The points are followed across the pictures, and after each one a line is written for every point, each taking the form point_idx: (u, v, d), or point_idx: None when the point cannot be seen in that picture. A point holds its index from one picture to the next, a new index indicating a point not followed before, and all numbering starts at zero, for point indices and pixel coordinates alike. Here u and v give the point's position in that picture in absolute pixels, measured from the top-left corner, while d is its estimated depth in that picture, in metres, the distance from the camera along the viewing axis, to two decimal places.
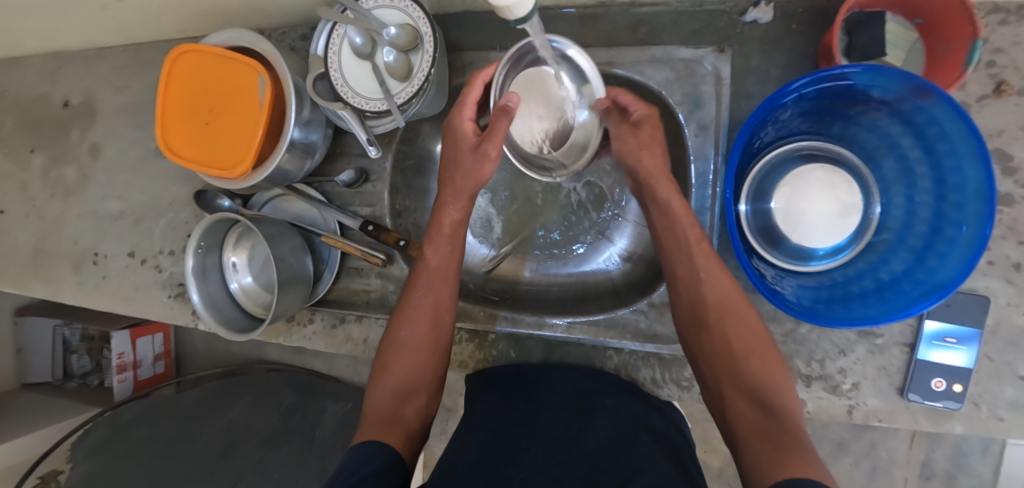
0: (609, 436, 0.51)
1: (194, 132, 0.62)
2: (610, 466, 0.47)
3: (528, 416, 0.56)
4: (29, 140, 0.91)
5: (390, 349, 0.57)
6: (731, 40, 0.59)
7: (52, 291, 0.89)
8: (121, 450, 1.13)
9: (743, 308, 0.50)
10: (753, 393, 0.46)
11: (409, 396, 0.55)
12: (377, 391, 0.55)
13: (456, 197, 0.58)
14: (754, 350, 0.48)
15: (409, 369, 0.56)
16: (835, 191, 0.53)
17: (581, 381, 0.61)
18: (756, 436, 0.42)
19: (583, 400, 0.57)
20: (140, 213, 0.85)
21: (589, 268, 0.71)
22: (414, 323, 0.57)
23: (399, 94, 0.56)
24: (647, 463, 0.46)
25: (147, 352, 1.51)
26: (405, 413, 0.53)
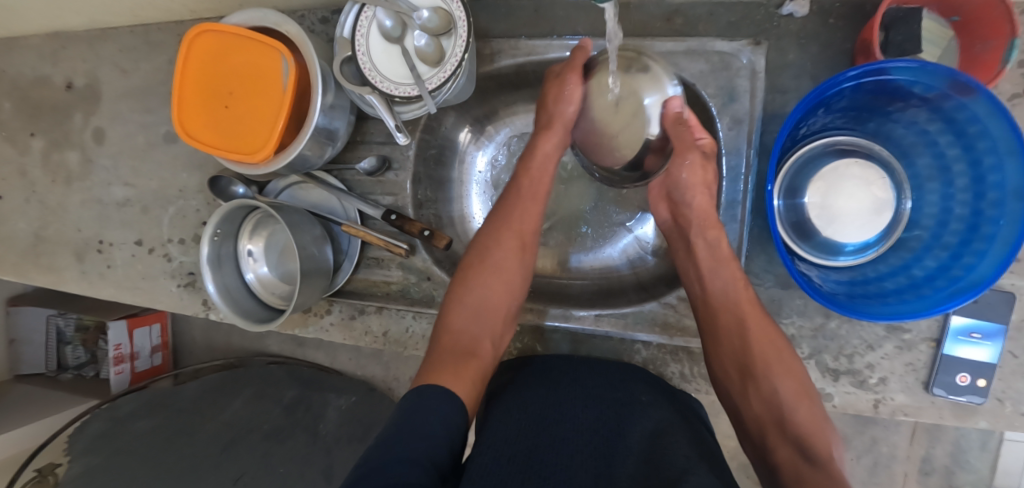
0: (647, 432, 0.48)
1: (212, 116, 0.60)
2: (653, 456, 0.44)
3: (556, 410, 0.52)
4: (30, 123, 0.88)
5: (476, 274, 0.58)
6: (767, 33, 0.58)
7: (54, 279, 0.86)
8: (120, 444, 1.10)
9: (787, 358, 0.49)
10: (792, 436, 0.46)
11: (484, 320, 0.56)
12: (455, 313, 0.56)
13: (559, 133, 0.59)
14: (791, 385, 0.48)
15: (489, 293, 0.57)
16: (880, 215, 0.54)
17: (611, 376, 0.59)
18: (801, 480, 0.43)
19: (620, 396, 0.54)
20: (148, 200, 0.82)
21: (609, 258, 0.71)
22: (505, 247, 0.59)
23: (431, 79, 0.55)
24: (690, 460, 0.42)
25: (144, 344, 1.48)
26: (483, 347, 0.54)
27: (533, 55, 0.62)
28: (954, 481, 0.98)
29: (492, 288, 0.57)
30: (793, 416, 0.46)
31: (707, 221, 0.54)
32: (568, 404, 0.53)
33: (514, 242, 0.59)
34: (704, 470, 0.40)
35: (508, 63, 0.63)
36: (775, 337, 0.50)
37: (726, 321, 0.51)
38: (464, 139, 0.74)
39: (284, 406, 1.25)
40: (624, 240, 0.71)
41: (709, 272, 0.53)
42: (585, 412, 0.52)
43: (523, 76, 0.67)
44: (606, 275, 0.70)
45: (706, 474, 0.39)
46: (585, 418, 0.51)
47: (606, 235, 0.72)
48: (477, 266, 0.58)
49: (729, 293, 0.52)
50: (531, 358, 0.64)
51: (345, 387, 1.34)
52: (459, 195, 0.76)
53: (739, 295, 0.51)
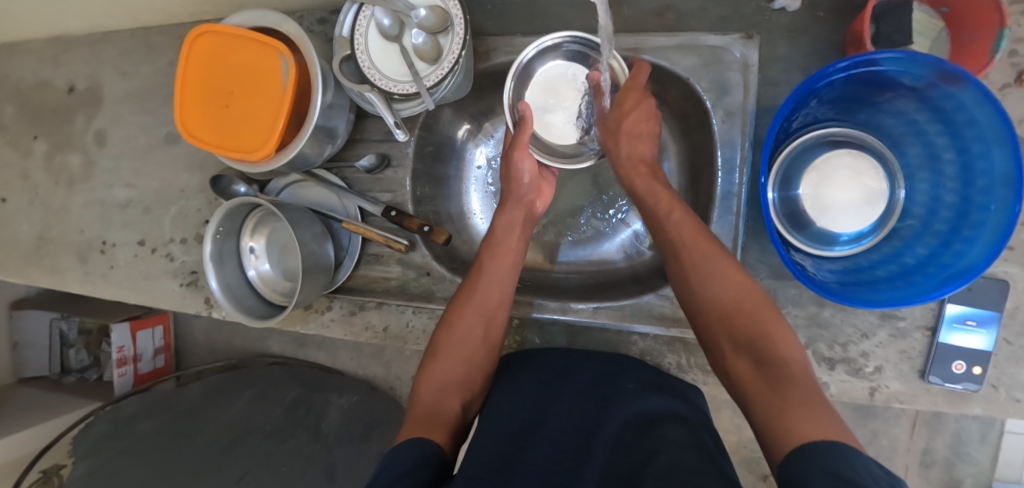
0: (634, 419, 0.50)
1: (214, 116, 0.61)
2: (633, 441, 0.46)
3: (544, 412, 0.53)
4: (32, 127, 0.89)
5: (443, 346, 0.58)
6: (758, 27, 0.59)
7: (57, 280, 0.87)
8: (124, 446, 1.11)
9: (724, 262, 0.49)
10: (755, 360, 0.44)
11: (455, 385, 0.56)
12: (426, 385, 0.56)
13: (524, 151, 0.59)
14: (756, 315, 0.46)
15: (456, 362, 0.57)
16: (863, 193, 0.55)
17: (601, 367, 0.59)
18: (762, 391, 0.41)
19: (609, 384, 0.56)
20: (150, 201, 0.83)
21: (607, 252, 0.72)
22: (470, 312, 0.58)
23: (429, 76, 0.56)
24: (672, 443, 0.44)
25: (146, 346, 1.49)
26: (450, 407, 0.53)
27: None
28: (955, 472, 0.99)
29: (461, 346, 0.57)
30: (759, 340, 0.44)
31: (639, 167, 0.58)
32: (558, 404, 0.54)
33: (478, 310, 0.58)
34: (681, 454, 0.42)
35: (504, 61, 0.65)
36: (716, 251, 0.49)
37: (705, 285, 0.49)
38: (462, 135, 0.75)
39: (286, 406, 1.26)
40: (622, 234, 0.72)
41: (666, 221, 0.53)
42: (568, 406, 0.53)
43: None
44: (604, 269, 0.71)
45: (682, 456, 0.41)
46: (569, 414, 0.52)
47: (604, 229, 0.73)
48: (443, 339, 0.58)
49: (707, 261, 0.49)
50: (533, 350, 0.65)
51: (346, 387, 1.36)
52: (457, 191, 0.77)
53: (716, 254, 0.49)
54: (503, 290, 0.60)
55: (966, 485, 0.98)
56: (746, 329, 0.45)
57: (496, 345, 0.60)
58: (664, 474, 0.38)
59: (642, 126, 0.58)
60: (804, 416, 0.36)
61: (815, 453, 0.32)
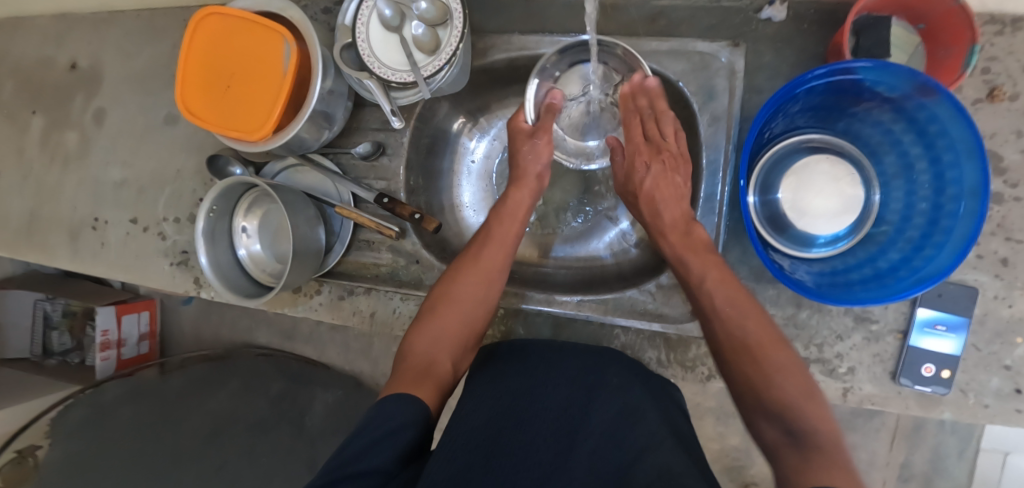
0: (618, 411, 0.51)
1: (214, 96, 0.62)
2: (615, 434, 0.49)
3: (525, 403, 0.53)
4: (32, 103, 0.89)
5: (440, 304, 0.58)
6: (745, 36, 0.61)
7: (47, 257, 0.87)
8: (106, 429, 1.13)
9: (745, 305, 0.46)
10: (772, 411, 0.41)
11: (446, 342, 0.55)
12: (418, 337, 0.56)
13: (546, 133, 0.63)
14: (784, 362, 0.42)
15: (452, 321, 0.57)
16: (836, 213, 0.57)
17: (584, 360, 0.59)
18: (788, 454, 0.39)
19: (592, 376, 0.56)
20: (144, 180, 0.83)
21: (594, 248, 0.74)
22: (470, 279, 0.59)
23: (427, 66, 0.58)
24: (657, 442, 0.46)
25: (132, 331, 1.48)
26: (440, 365, 0.53)
27: (525, 49, 0.65)
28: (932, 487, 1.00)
29: (457, 310, 0.57)
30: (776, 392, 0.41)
31: (678, 227, 0.54)
32: (540, 396, 0.53)
33: (477, 274, 0.59)
34: (670, 452, 0.44)
35: (501, 57, 0.66)
36: (728, 285, 0.47)
37: (723, 330, 0.45)
38: (457, 128, 0.76)
39: (270, 399, 1.28)
40: (609, 232, 0.74)
41: (698, 274, 0.49)
42: (556, 389, 0.54)
43: (514, 71, 0.70)
44: (591, 265, 0.73)
45: (669, 455, 0.43)
46: (556, 397, 0.53)
47: (592, 225, 0.75)
48: (440, 298, 0.58)
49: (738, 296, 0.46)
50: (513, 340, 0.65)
51: (330, 382, 1.38)
52: (451, 184, 0.78)
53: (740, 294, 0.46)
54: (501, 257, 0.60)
55: None
56: (765, 371, 0.42)
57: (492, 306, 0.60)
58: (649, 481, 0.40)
59: (669, 193, 0.55)
60: (827, 475, 0.34)
61: None
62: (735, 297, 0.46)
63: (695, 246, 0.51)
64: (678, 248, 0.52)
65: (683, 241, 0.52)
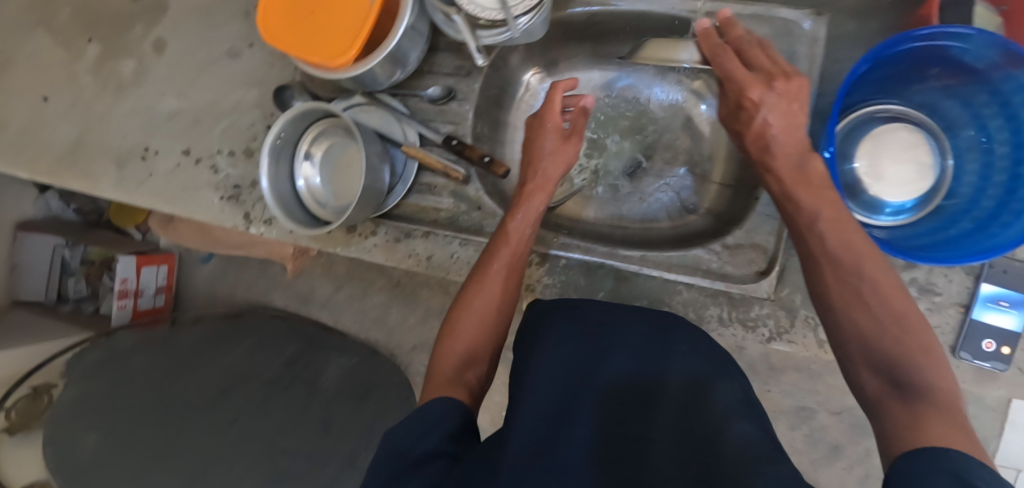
0: (687, 384, 0.47)
1: (296, 20, 0.62)
2: (695, 399, 0.45)
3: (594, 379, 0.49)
4: (88, 30, 0.88)
5: (463, 313, 0.58)
6: (829, 6, 0.62)
7: (91, 184, 0.85)
8: (122, 373, 1.10)
9: (865, 258, 0.44)
10: (880, 363, 0.41)
11: (473, 354, 0.55)
12: (446, 350, 0.56)
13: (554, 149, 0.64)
14: (896, 314, 0.42)
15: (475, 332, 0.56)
16: (906, 185, 0.58)
17: (657, 319, 0.57)
18: (896, 409, 0.38)
19: (670, 345, 0.53)
20: (201, 112, 0.82)
21: (648, 209, 0.74)
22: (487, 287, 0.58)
23: (516, 6, 0.57)
24: (733, 414, 0.42)
25: (149, 283, 1.46)
26: (468, 377, 0.53)
27: (606, 5, 0.65)
28: None
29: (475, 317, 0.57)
30: (877, 345, 0.42)
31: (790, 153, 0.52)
32: (608, 371, 0.49)
33: (495, 282, 0.58)
34: (746, 424, 0.41)
35: (581, 11, 0.67)
36: (855, 236, 0.46)
37: (832, 285, 0.45)
38: (526, 81, 0.78)
39: (285, 359, 1.27)
40: (666, 196, 0.74)
41: (807, 232, 0.48)
42: (619, 355, 0.51)
43: (589, 27, 0.70)
44: (647, 228, 0.73)
45: (746, 425, 0.41)
46: (620, 363, 0.50)
47: (647, 188, 0.75)
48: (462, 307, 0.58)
49: (856, 243, 0.45)
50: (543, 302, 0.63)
51: (345, 348, 1.37)
52: (511, 140, 0.79)
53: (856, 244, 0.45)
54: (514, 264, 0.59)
55: None
56: (886, 324, 0.42)
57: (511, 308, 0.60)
58: (733, 451, 0.36)
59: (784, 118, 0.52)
60: (946, 429, 0.33)
61: (941, 455, 0.30)
62: (851, 240, 0.46)
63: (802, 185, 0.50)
64: (786, 185, 0.51)
65: (797, 180, 0.50)
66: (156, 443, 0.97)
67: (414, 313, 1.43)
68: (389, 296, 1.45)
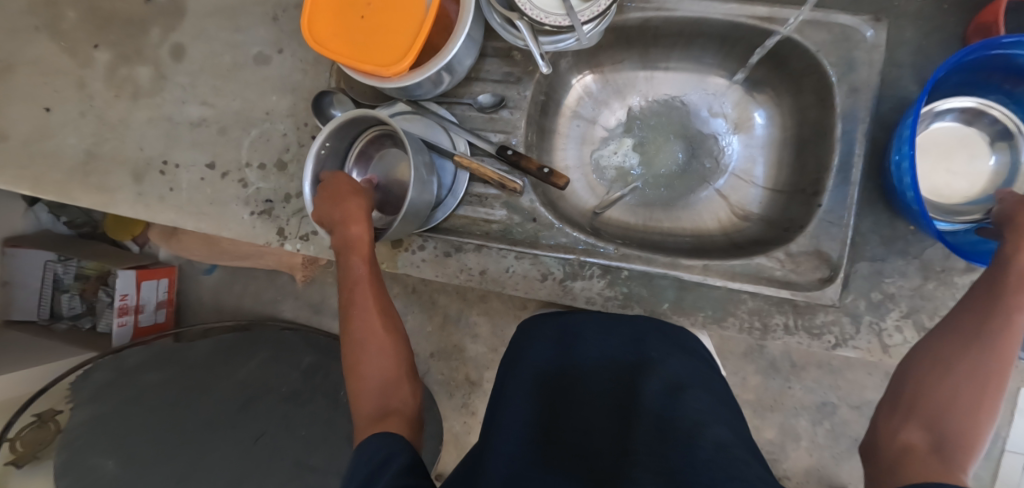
0: (664, 384, 0.49)
1: (345, 27, 0.59)
2: (668, 408, 0.45)
3: (566, 400, 0.53)
4: (97, 35, 0.83)
5: (354, 370, 0.54)
6: (887, 12, 0.62)
7: (105, 200, 0.80)
8: (130, 394, 1.01)
9: None
10: (928, 410, 0.41)
11: (388, 393, 0.52)
12: (361, 397, 0.52)
13: (345, 195, 0.57)
14: (991, 369, 0.39)
15: (378, 373, 0.53)
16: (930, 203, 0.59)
17: (651, 337, 0.56)
18: (926, 459, 0.37)
19: (649, 350, 0.54)
20: (227, 121, 0.78)
21: (697, 215, 0.74)
22: (372, 338, 0.54)
23: (583, 12, 0.55)
24: (708, 419, 0.44)
25: (150, 298, 1.39)
26: (393, 407, 0.51)
27: (662, 10, 0.64)
28: None
29: (369, 367, 0.53)
30: (937, 391, 0.41)
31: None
32: (584, 390, 0.53)
33: (375, 336, 0.54)
34: (719, 429, 0.42)
35: (636, 16, 0.65)
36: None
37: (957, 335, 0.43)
38: (574, 84, 0.76)
39: (302, 371, 1.16)
40: (714, 202, 0.74)
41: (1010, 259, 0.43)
42: (597, 371, 0.55)
43: (643, 32, 0.69)
44: (699, 234, 0.72)
45: (721, 431, 0.42)
46: (598, 381, 0.54)
47: (694, 193, 0.75)
48: (351, 356, 0.54)
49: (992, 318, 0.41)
50: (533, 317, 0.65)
51: None
52: (555, 147, 0.77)
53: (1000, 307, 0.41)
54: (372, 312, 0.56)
55: None
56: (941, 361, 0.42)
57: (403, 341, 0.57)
58: (707, 457, 0.37)
59: None
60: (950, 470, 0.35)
61: None
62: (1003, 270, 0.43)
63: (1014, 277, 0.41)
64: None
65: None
66: (180, 465, 0.91)
67: (432, 321, 1.32)
68: (406, 303, 1.32)
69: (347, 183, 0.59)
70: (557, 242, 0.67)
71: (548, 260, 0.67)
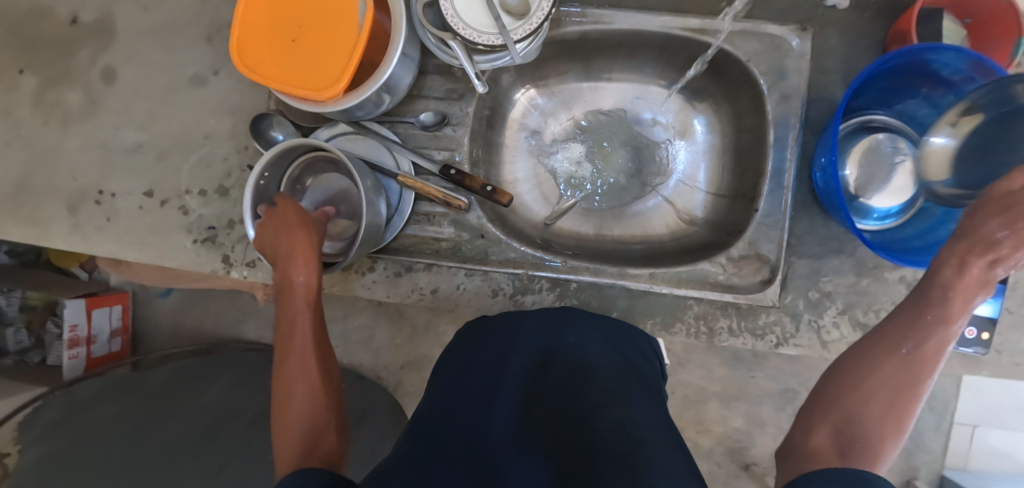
0: (575, 370, 0.50)
1: (276, 51, 0.58)
2: (574, 393, 0.47)
3: (461, 396, 0.51)
4: (19, 60, 0.79)
5: (280, 405, 0.53)
6: (814, 20, 0.65)
7: (36, 234, 0.76)
8: (84, 430, 0.97)
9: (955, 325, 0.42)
10: (844, 419, 0.43)
11: (316, 431, 0.51)
12: (283, 436, 0.51)
13: (287, 228, 0.57)
14: (904, 385, 0.42)
15: (306, 409, 0.52)
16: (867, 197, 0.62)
17: (574, 327, 0.56)
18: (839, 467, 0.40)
19: (559, 337, 0.54)
20: (165, 147, 0.75)
21: (646, 222, 0.75)
22: (298, 374, 0.54)
23: (515, 31, 0.55)
24: (614, 397, 0.45)
25: (104, 326, 1.33)
26: (319, 448, 0.50)
27: (599, 23, 0.65)
28: (913, 460, 1.09)
29: (295, 404, 0.52)
30: (853, 401, 0.43)
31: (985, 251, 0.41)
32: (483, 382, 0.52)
33: (303, 375, 0.54)
34: (626, 408, 0.43)
35: (575, 29, 0.66)
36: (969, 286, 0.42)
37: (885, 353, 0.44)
38: (520, 97, 0.76)
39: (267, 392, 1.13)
40: (662, 208, 0.75)
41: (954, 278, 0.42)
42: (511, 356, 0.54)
43: (583, 44, 0.69)
44: (647, 241, 0.74)
45: (626, 411, 0.43)
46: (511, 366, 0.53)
47: (642, 201, 0.76)
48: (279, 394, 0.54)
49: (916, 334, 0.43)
50: (476, 318, 0.62)
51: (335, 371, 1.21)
52: (505, 160, 0.77)
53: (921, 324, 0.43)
54: (307, 347, 0.56)
55: (922, 472, 1.09)
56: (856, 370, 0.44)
57: (335, 383, 0.57)
58: (607, 441, 0.39)
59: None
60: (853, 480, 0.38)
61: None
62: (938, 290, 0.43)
63: (961, 288, 0.42)
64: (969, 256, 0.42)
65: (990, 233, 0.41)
66: None
67: (399, 333, 1.31)
68: (373, 316, 1.31)
69: (292, 213, 0.58)
70: (507, 258, 0.67)
71: (499, 275, 0.67)
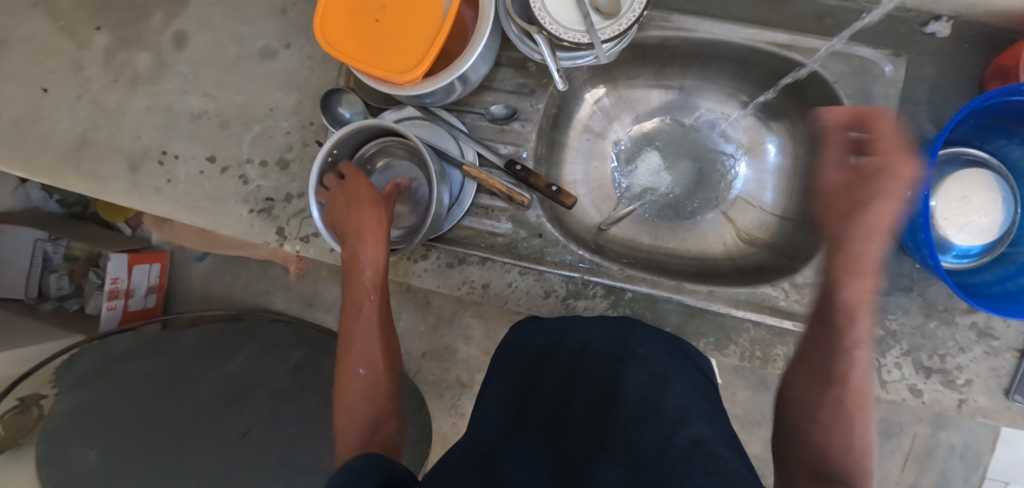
0: (649, 378, 0.46)
1: (359, 29, 0.57)
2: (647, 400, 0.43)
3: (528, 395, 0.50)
4: (96, 17, 0.80)
5: (343, 390, 0.55)
6: (909, 46, 0.63)
7: (97, 188, 0.77)
8: (115, 383, 0.95)
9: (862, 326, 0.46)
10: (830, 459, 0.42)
11: (375, 417, 0.53)
12: (346, 421, 0.52)
13: (359, 206, 0.58)
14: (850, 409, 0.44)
15: (367, 397, 0.54)
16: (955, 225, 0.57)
17: (640, 338, 0.52)
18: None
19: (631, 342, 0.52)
20: (228, 115, 0.76)
21: (703, 237, 0.73)
22: (358, 358, 0.57)
23: (602, 30, 0.54)
24: (691, 414, 0.42)
25: (141, 282, 1.36)
26: (380, 434, 0.51)
27: (682, 30, 0.63)
28: None
29: (353, 389, 0.55)
30: (820, 426, 0.44)
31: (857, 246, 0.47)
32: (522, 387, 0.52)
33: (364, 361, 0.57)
34: (704, 426, 0.40)
35: (654, 35, 0.64)
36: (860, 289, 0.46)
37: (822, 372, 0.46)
38: (588, 98, 0.75)
39: (290, 367, 1.12)
40: (720, 226, 0.74)
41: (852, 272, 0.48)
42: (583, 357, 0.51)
43: (660, 50, 0.68)
44: (702, 257, 0.72)
45: (704, 429, 0.40)
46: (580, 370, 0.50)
47: (700, 216, 0.74)
48: (342, 380, 0.55)
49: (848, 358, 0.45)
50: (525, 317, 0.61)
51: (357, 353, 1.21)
52: (564, 160, 0.75)
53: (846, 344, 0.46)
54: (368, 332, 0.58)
55: None
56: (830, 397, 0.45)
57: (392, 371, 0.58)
58: (679, 454, 0.36)
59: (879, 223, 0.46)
60: None
61: None
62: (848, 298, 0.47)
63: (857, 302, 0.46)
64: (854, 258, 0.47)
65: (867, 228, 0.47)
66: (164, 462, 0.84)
67: (424, 321, 1.31)
68: (400, 301, 1.31)
69: (369, 192, 0.59)
70: (563, 260, 0.66)
71: (553, 277, 0.67)
